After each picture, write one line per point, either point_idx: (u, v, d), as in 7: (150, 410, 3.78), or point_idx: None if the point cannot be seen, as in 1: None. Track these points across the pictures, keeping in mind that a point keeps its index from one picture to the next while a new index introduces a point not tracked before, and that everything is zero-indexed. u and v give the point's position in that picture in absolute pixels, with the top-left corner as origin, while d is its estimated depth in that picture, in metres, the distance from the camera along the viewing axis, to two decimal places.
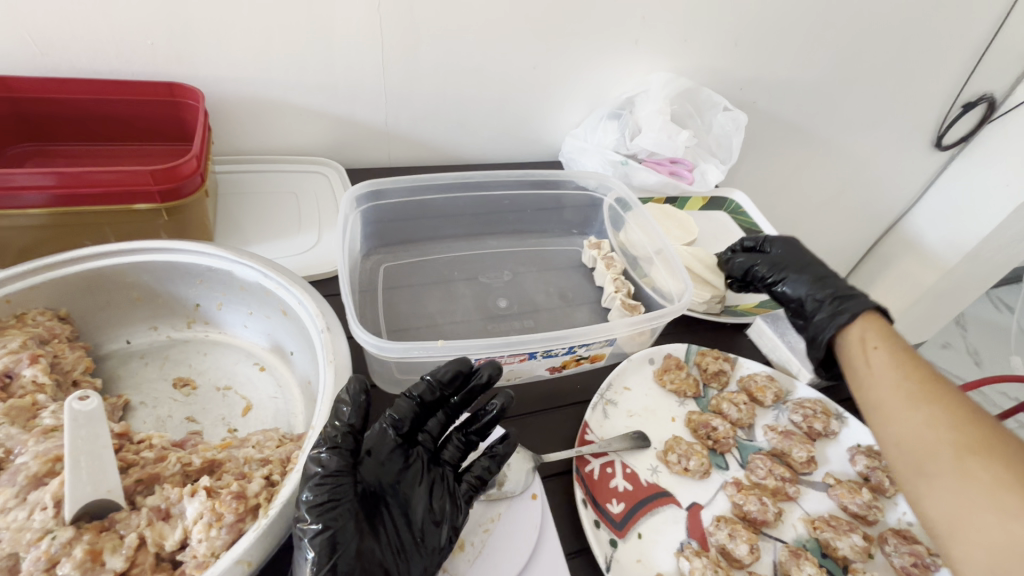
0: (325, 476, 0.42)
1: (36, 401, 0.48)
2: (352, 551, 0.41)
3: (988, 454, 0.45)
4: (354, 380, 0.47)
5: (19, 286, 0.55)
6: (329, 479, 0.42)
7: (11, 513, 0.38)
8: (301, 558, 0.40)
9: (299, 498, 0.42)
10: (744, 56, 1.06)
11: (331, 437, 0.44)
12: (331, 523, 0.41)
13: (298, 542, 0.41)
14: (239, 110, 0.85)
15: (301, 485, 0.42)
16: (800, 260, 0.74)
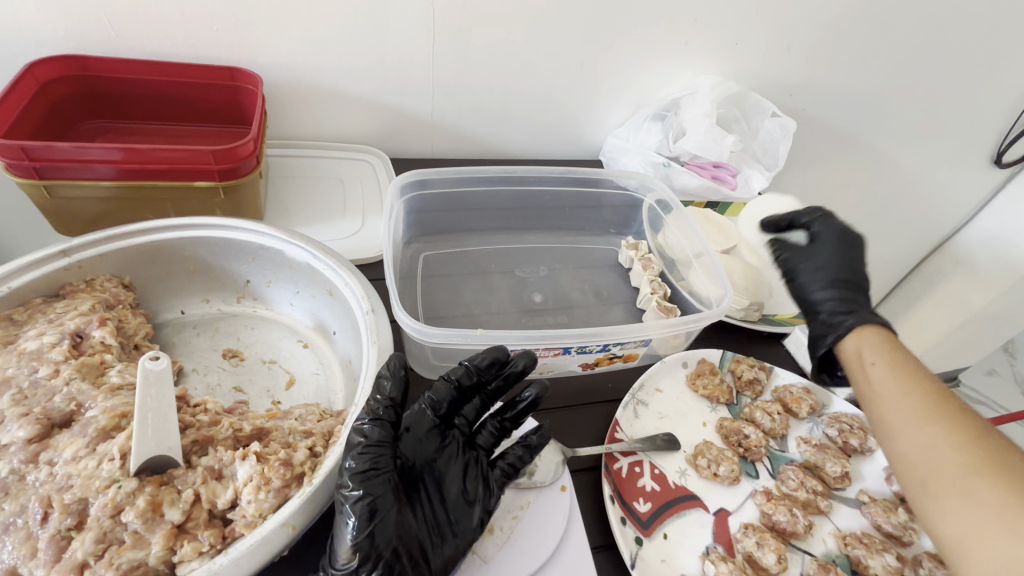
0: (366, 447, 0.44)
1: (104, 360, 0.51)
2: (390, 520, 0.43)
3: (994, 478, 0.42)
4: (394, 357, 0.50)
5: (91, 253, 0.59)
6: (368, 449, 0.44)
7: (82, 461, 0.41)
8: (344, 524, 0.42)
9: (344, 466, 0.44)
10: (796, 61, 1.04)
11: (373, 410, 0.46)
12: (371, 490, 0.43)
13: (341, 509, 0.42)
14: (293, 95, 0.88)
15: (345, 454, 0.44)
16: (846, 248, 0.66)
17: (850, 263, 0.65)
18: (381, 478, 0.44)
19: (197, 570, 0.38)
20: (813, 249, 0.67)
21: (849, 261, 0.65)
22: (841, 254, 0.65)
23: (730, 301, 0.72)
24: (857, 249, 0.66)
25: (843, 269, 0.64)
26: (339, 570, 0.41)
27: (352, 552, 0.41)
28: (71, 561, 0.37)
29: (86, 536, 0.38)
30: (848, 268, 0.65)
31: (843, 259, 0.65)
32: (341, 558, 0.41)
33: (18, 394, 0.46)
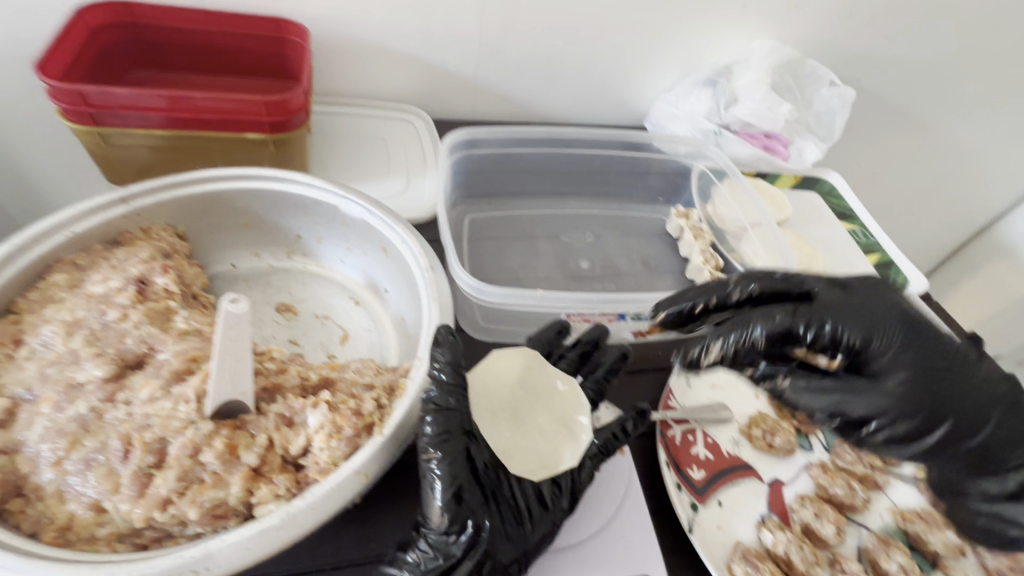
0: (437, 411, 0.45)
1: (169, 307, 0.51)
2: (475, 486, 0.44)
3: None
4: (443, 324, 0.49)
5: (149, 201, 0.59)
6: (440, 413, 0.44)
7: (160, 402, 0.42)
8: (429, 489, 0.43)
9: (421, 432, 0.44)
10: (859, 27, 0.98)
11: (438, 378, 0.46)
12: (449, 454, 0.43)
13: (426, 473, 0.43)
14: (336, 50, 0.85)
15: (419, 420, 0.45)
16: (915, 358, 0.55)
17: (936, 374, 0.54)
18: (460, 442, 0.44)
19: (277, 512, 0.38)
20: (869, 402, 0.54)
21: (943, 390, 0.53)
22: (919, 364, 0.54)
23: (791, 272, 0.71)
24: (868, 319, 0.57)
25: (968, 420, 0.53)
26: (433, 530, 0.43)
27: (441, 514, 0.42)
28: (156, 497, 0.38)
29: (168, 473, 0.39)
30: (940, 375, 0.54)
31: (903, 400, 0.53)
32: (433, 521, 0.42)
33: (91, 335, 0.47)
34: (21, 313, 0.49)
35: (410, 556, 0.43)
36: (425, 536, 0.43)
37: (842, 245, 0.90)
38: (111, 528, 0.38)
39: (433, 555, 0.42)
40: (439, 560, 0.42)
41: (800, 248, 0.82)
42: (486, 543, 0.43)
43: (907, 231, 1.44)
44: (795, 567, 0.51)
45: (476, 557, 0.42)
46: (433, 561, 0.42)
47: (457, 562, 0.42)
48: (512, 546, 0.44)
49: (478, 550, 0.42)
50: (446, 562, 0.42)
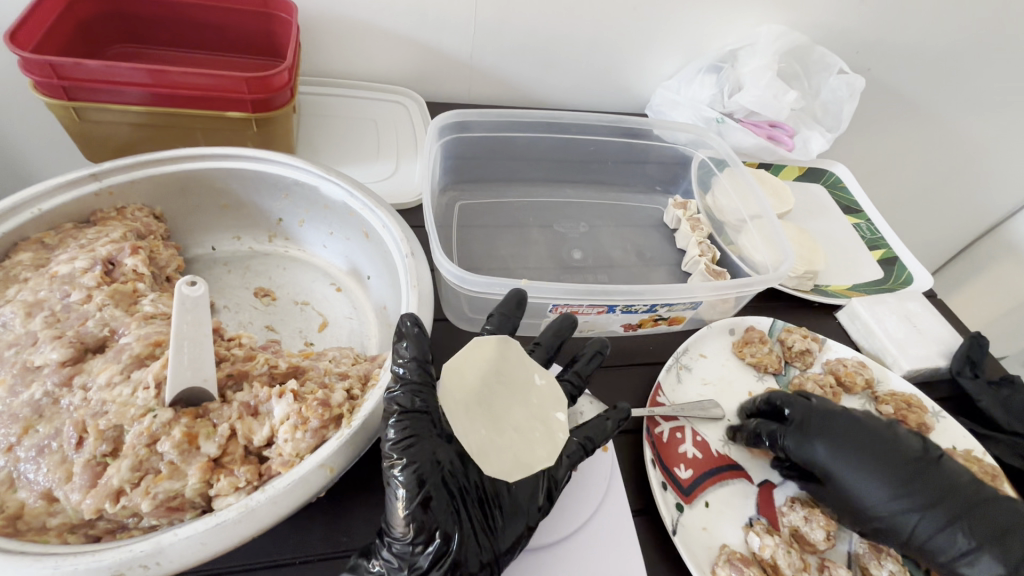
0: (401, 412, 0.42)
1: (136, 289, 0.49)
2: (442, 492, 0.42)
3: None
4: (407, 314, 0.46)
5: (122, 179, 0.57)
6: (405, 414, 0.42)
7: (117, 388, 0.40)
8: (393, 496, 0.40)
9: (384, 437, 0.42)
10: (872, 13, 0.94)
11: (401, 374, 0.44)
12: (415, 458, 0.41)
13: (388, 479, 0.41)
14: (324, 28, 0.82)
15: (384, 422, 0.42)
16: (842, 437, 0.54)
17: (879, 454, 0.52)
18: (424, 444, 0.42)
19: (235, 507, 0.36)
20: (826, 487, 0.54)
21: (884, 466, 0.52)
22: (858, 449, 0.53)
23: (790, 266, 0.68)
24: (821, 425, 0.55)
25: (908, 493, 0.50)
26: (397, 540, 0.40)
27: (406, 523, 0.39)
28: (108, 487, 0.36)
29: (122, 463, 0.37)
30: (890, 458, 0.52)
31: (859, 475, 0.52)
32: (396, 530, 0.40)
33: (51, 317, 0.45)
34: None
35: (373, 565, 0.40)
36: (388, 545, 0.40)
37: (845, 239, 0.87)
38: (62, 519, 0.36)
39: (397, 566, 0.39)
40: (405, 570, 0.39)
41: (801, 241, 0.80)
42: (456, 552, 0.40)
43: (914, 228, 1.40)
44: (781, 572, 0.49)
45: (446, 564, 0.40)
46: (396, 571, 0.39)
47: (423, 572, 0.40)
48: (484, 556, 0.42)
49: (447, 559, 0.40)
50: (411, 573, 0.39)
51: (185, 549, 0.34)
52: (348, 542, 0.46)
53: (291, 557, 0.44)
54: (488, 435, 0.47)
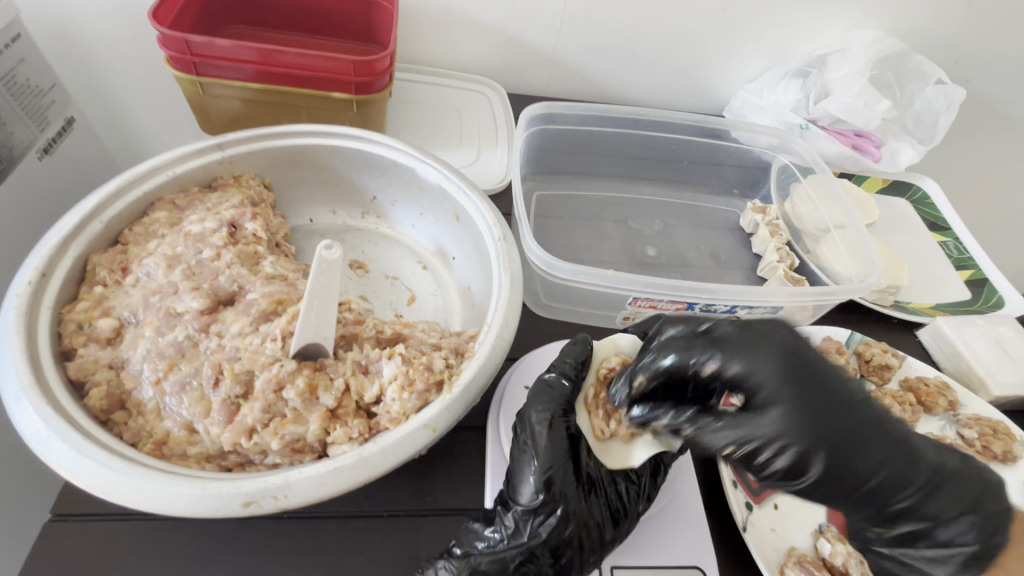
0: (547, 396, 0.48)
1: (257, 251, 0.54)
2: (570, 476, 0.45)
3: None
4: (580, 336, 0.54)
5: (242, 149, 0.61)
6: (550, 398, 0.48)
7: (249, 337, 0.45)
8: (527, 466, 0.45)
9: (531, 418, 0.46)
10: (977, 24, 0.89)
11: (558, 370, 0.51)
12: (554, 440, 0.45)
13: (526, 451, 0.45)
14: (418, 18, 0.85)
15: (533, 405, 0.47)
16: (802, 389, 0.40)
17: (841, 418, 0.40)
18: (562, 424, 0.46)
19: (350, 454, 0.40)
20: (766, 425, 0.39)
21: (839, 416, 0.40)
22: (811, 392, 0.40)
23: (878, 278, 0.66)
24: (809, 377, 0.41)
25: (873, 461, 0.40)
26: (520, 508, 0.44)
27: (534, 492, 0.43)
28: (242, 425, 0.41)
29: (254, 404, 0.41)
30: (833, 415, 0.40)
31: (810, 428, 0.39)
32: (523, 497, 0.44)
33: (188, 270, 0.50)
34: (127, 244, 0.52)
35: (493, 528, 0.44)
36: (510, 512, 0.44)
37: (929, 258, 0.84)
38: (200, 449, 0.41)
39: (518, 530, 0.43)
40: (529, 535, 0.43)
41: (886, 255, 0.77)
42: (568, 535, 0.43)
43: (1002, 253, 1.31)
44: None
45: (554, 544, 0.43)
46: (517, 535, 0.43)
47: (542, 541, 0.43)
48: (592, 542, 0.45)
49: (560, 536, 0.43)
50: (530, 540, 0.43)
51: (308, 487, 0.38)
52: (432, 502, 0.49)
53: (381, 509, 0.48)
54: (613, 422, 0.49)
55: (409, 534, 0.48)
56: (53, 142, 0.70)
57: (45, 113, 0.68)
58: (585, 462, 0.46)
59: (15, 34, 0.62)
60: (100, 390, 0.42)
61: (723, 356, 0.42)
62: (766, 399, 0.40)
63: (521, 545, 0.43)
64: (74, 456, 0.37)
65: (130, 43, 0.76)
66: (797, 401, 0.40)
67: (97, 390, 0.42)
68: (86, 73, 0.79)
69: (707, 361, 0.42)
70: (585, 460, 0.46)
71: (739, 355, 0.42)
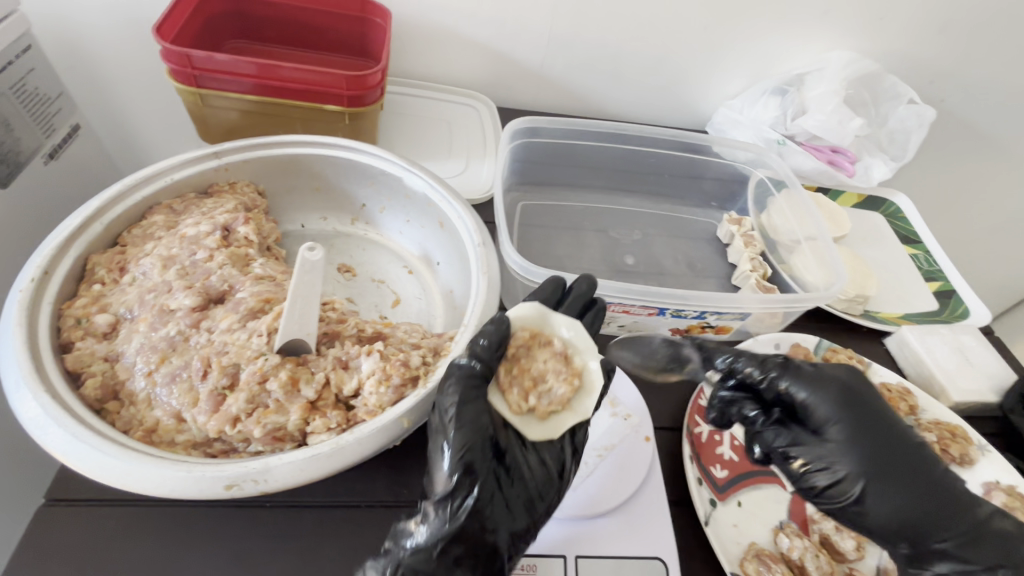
0: (458, 380, 0.45)
1: (248, 253, 0.57)
2: (485, 456, 0.43)
3: None
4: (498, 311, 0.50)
5: (237, 158, 0.65)
6: (460, 381, 0.45)
7: (237, 333, 0.48)
8: (440, 451, 0.43)
9: (439, 402, 0.44)
10: (947, 46, 0.93)
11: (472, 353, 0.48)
12: (461, 420, 0.43)
13: (438, 436, 0.44)
14: (412, 34, 0.89)
15: (441, 387, 0.45)
16: (861, 416, 0.49)
17: (889, 451, 0.48)
18: (473, 404, 0.44)
19: (328, 442, 0.43)
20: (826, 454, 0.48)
21: (889, 450, 0.48)
22: (867, 435, 0.48)
23: (841, 286, 0.69)
24: (871, 420, 0.49)
25: (914, 492, 0.47)
26: (436, 496, 0.42)
27: (448, 477, 0.42)
28: (227, 414, 0.44)
29: (239, 395, 0.44)
30: (892, 441, 0.49)
31: (863, 470, 0.47)
32: (437, 484, 0.42)
33: (181, 270, 0.53)
34: (125, 246, 0.55)
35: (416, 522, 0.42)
36: (427, 503, 0.42)
37: (900, 270, 0.87)
38: (187, 436, 0.44)
39: (440, 517, 0.41)
40: (451, 519, 0.41)
41: (855, 266, 0.81)
42: (489, 522, 0.42)
43: (982, 270, 1.34)
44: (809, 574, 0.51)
45: (478, 532, 0.41)
46: (438, 527, 0.41)
47: (463, 528, 0.41)
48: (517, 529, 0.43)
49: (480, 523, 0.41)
50: (452, 527, 0.41)
51: (287, 472, 0.40)
52: (408, 493, 0.52)
53: (360, 500, 0.51)
54: (534, 397, 0.50)
55: (385, 523, 0.50)
56: (58, 148, 0.73)
57: (51, 120, 0.72)
58: (495, 437, 0.46)
59: (26, 45, 0.66)
60: (95, 381, 0.45)
61: (819, 394, 0.50)
62: (822, 423, 0.49)
63: (444, 533, 0.41)
64: (68, 440, 0.40)
65: (135, 54, 0.80)
66: (852, 422, 0.49)
67: (92, 380, 0.45)
68: (92, 82, 0.82)
69: (798, 391, 0.50)
70: (496, 433, 0.46)
71: (812, 378, 0.51)
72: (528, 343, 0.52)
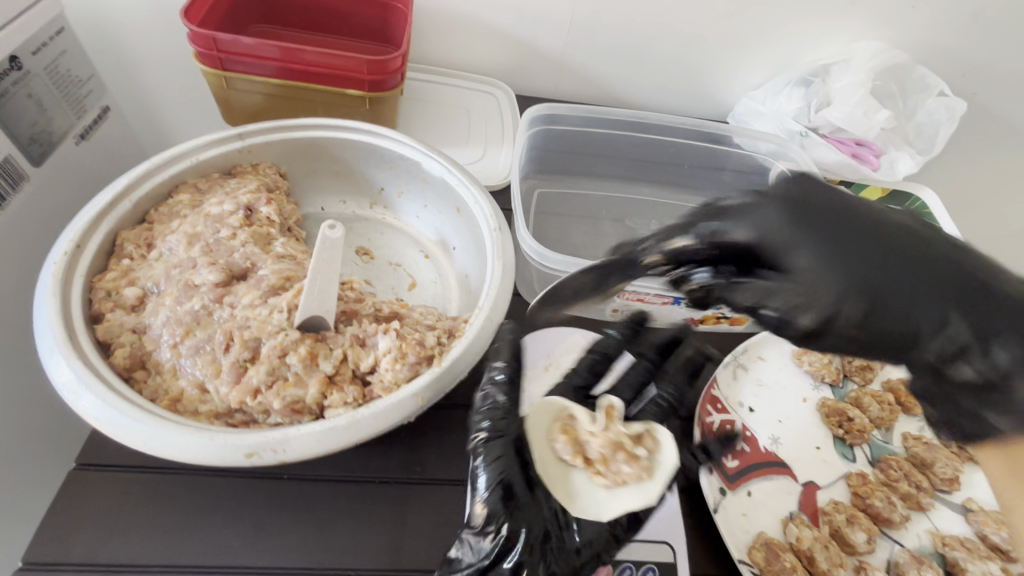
0: (491, 409, 0.47)
1: (269, 233, 0.59)
2: (518, 484, 0.44)
3: None
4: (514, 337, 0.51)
5: (261, 140, 0.66)
6: (492, 412, 0.47)
7: (259, 308, 0.49)
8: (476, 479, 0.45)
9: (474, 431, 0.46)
10: (982, 37, 0.91)
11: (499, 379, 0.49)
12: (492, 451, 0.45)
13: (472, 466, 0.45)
14: (432, 21, 0.89)
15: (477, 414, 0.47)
16: (808, 244, 0.42)
17: (846, 259, 0.41)
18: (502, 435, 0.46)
19: (345, 415, 0.44)
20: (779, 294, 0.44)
21: (846, 265, 0.41)
22: (812, 257, 0.42)
23: None
24: (803, 225, 0.43)
25: (887, 303, 0.40)
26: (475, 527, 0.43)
27: (481, 509, 0.43)
28: (249, 385, 0.45)
29: (260, 367, 0.46)
30: (843, 249, 0.41)
31: (818, 283, 0.41)
32: (475, 516, 0.43)
33: (206, 247, 0.55)
34: (152, 223, 0.57)
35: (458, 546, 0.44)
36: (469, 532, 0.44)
37: None
38: (210, 407, 0.46)
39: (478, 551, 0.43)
40: (491, 544, 0.42)
41: None
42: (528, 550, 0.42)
43: None
44: (817, 564, 0.51)
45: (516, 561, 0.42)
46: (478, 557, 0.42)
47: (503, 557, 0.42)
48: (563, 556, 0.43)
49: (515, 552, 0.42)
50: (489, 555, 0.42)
51: (305, 443, 0.42)
52: (421, 471, 0.53)
53: (374, 475, 0.52)
54: (622, 465, 0.45)
55: (395, 498, 0.51)
56: (89, 129, 0.76)
57: (83, 101, 0.74)
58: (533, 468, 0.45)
59: (59, 27, 0.68)
60: (124, 351, 0.47)
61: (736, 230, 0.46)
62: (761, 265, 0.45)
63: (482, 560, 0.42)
64: (99, 406, 0.41)
65: (164, 38, 0.81)
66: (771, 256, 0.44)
67: (122, 350, 0.47)
68: (123, 65, 0.84)
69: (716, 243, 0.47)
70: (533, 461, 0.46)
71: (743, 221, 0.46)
72: (570, 439, 0.47)
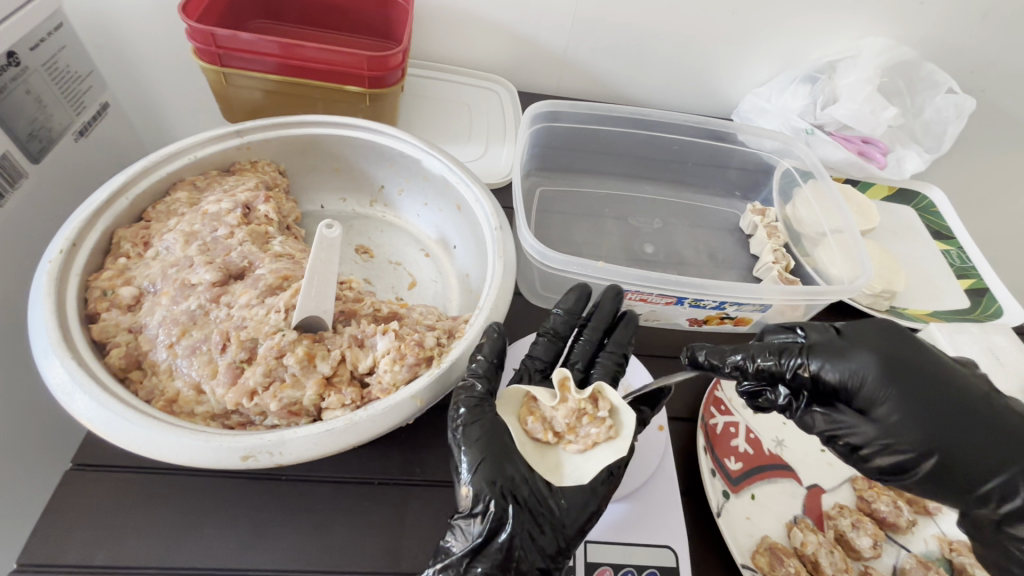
0: (467, 393, 0.48)
1: (267, 231, 0.58)
2: (504, 469, 0.44)
3: None
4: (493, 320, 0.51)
5: (259, 137, 0.65)
6: (469, 399, 0.47)
7: (256, 308, 0.49)
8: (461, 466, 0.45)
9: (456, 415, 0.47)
10: (992, 33, 0.89)
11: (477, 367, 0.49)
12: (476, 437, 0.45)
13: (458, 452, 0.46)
14: (434, 16, 0.88)
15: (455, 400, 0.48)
16: (894, 390, 0.43)
17: (923, 400, 0.43)
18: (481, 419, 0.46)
19: (342, 418, 0.43)
20: (866, 428, 0.44)
21: (935, 416, 0.42)
22: (899, 398, 0.43)
23: (867, 279, 0.66)
24: (893, 382, 0.44)
25: (971, 449, 0.41)
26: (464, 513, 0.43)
27: (468, 495, 0.43)
28: (245, 387, 0.45)
29: (257, 368, 0.45)
30: (913, 391, 0.43)
31: (906, 428, 0.42)
32: (462, 502, 0.44)
33: (203, 246, 0.54)
34: (149, 221, 0.56)
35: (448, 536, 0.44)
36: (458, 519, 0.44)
37: (931, 266, 0.84)
38: (206, 408, 0.45)
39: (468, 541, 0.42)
40: (480, 527, 0.42)
41: (883, 260, 0.78)
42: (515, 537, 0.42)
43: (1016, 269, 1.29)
44: (822, 569, 0.50)
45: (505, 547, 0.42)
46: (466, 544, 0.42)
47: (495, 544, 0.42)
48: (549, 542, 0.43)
49: (503, 539, 0.42)
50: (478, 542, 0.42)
51: (301, 446, 0.41)
52: (421, 472, 0.53)
53: (373, 476, 0.52)
54: (589, 428, 0.49)
55: (394, 499, 0.51)
56: (88, 125, 0.75)
57: (82, 97, 0.73)
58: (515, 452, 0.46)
59: (57, 23, 0.67)
60: (120, 351, 0.46)
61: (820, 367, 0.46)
62: (864, 401, 0.44)
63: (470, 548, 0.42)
64: (94, 407, 0.41)
65: (163, 33, 0.81)
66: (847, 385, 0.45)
67: (118, 350, 0.46)
68: (122, 60, 0.83)
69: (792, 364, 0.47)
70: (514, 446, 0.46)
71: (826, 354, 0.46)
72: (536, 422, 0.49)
